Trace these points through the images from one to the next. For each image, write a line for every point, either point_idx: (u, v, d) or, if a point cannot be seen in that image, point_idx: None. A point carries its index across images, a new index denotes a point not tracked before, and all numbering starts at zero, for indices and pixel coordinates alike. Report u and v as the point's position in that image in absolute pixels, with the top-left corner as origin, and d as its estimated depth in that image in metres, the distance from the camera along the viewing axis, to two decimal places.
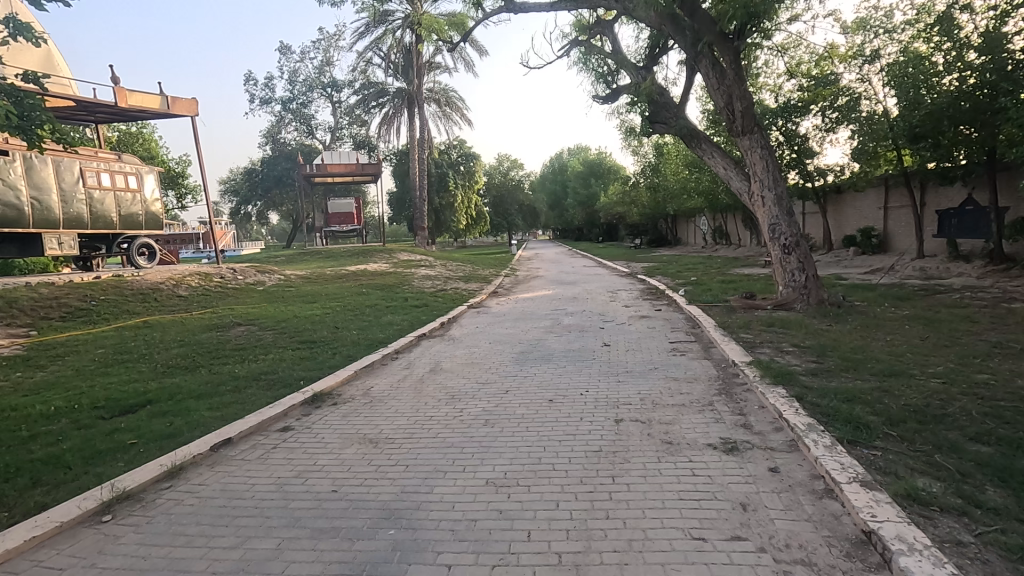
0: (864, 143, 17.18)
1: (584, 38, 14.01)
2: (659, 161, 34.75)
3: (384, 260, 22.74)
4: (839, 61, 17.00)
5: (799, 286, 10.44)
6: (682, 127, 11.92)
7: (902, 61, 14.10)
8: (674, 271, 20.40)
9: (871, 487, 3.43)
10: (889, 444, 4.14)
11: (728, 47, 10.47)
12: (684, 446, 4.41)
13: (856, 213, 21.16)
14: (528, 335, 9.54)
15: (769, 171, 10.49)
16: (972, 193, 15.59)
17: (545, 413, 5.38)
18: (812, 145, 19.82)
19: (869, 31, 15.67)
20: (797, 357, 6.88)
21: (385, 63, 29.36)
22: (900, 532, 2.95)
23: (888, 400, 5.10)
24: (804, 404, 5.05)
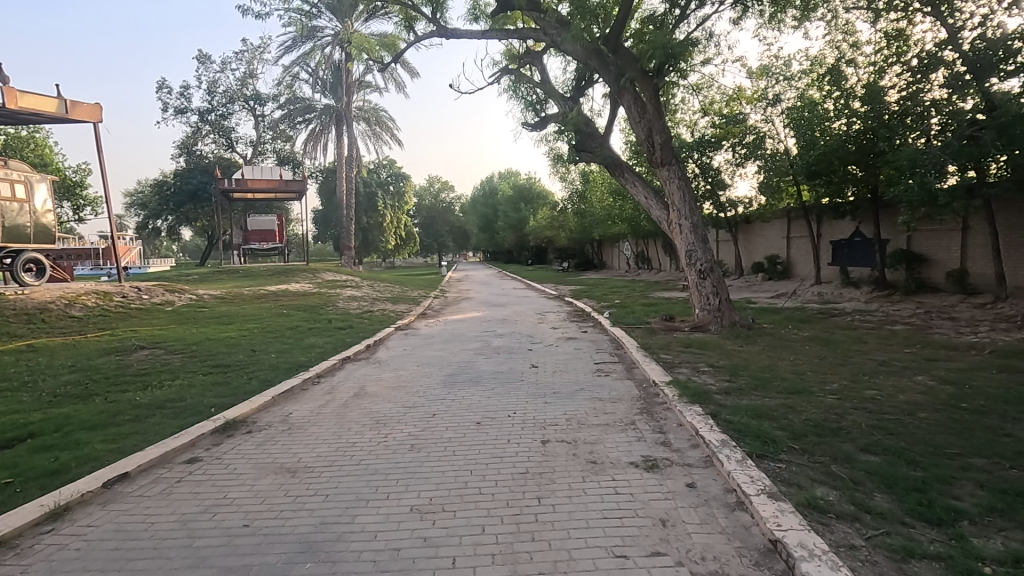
0: (769, 178, 18.73)
1: (513, 67, 14.40)
2: (585, 188, 36.14)
3: (307, 280, 21.92)
4: (746, 102, 18.52)
5: (713, 308, 11.10)
6: (606, 156, 12.49)
7: (800, 106, 15.59)
8: (599, 294, 21.07)
9: (777, 497, 3.67)
10: (792, 457, 4.46)
11: (648, 84, 11.10)
12: (607, 465, 4.53)
13: (763, 242, 22.88)
14: (457, 357, 9.48)
15: (685, 201, 11.14)
16: (860, 225, 17.29)
17: (473, 435, 5.35)
18: (724, 177, 21.36)
19: (772, 77, 17.22)
20: (712, 376, 7.27)
21: (312, 79, 28.72)
22: (802, 539, 3.16)
23: (791, 416, 5.49)
24: (718, 421, 5.34)
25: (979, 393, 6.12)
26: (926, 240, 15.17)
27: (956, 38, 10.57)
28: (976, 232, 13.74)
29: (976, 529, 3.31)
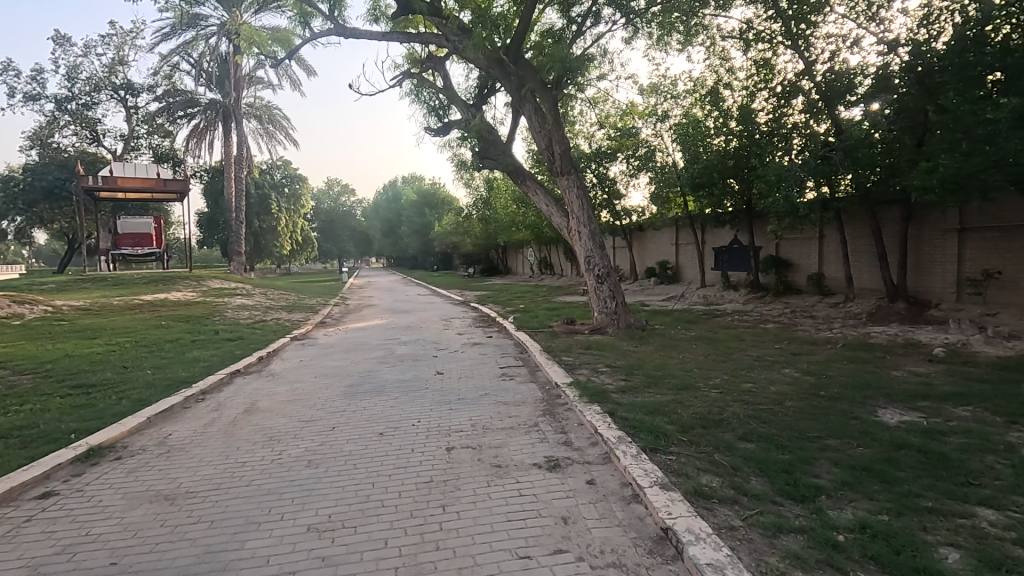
0: (659, 189, 20.07)
1: (415, 71, 14.23)
2: (489, 195, 36.53)
3: (189, 287, 20.11)
4: (638, 117, 19.72)
5: (610, 311, 11.66)
6: (509, 164, 12.73)
7: (686, 123, 16.87)
8: (504, 299, 21.35)
9: (668, 488, 3.93)
10: (681, 448, 4.79)
11: (547, 95, 11.46)
12: (512, 467, 4.59)
13: (655, 248, 24.44)
14: (359, 366, 9.15)
15: (584, 209, 11.61)
16: (737, 233, 19.01)
17: (376, 447, 5.19)
18: (619, 187, 22.56)
19: (660, 95, 18.48)
20: (610, 376, 7.63)
21: (195, 71, 26.50)
22: (690, 525, 3.40)
23: (680, 410, 5.90)
24: (615, 419, 5.61)
25: (834, 381, 6.96)
26: (791, 247, 17.00)
27: (811, 70, 12.00)
28: (830, 240, 15.62)
29: (831, 502, 3.74)
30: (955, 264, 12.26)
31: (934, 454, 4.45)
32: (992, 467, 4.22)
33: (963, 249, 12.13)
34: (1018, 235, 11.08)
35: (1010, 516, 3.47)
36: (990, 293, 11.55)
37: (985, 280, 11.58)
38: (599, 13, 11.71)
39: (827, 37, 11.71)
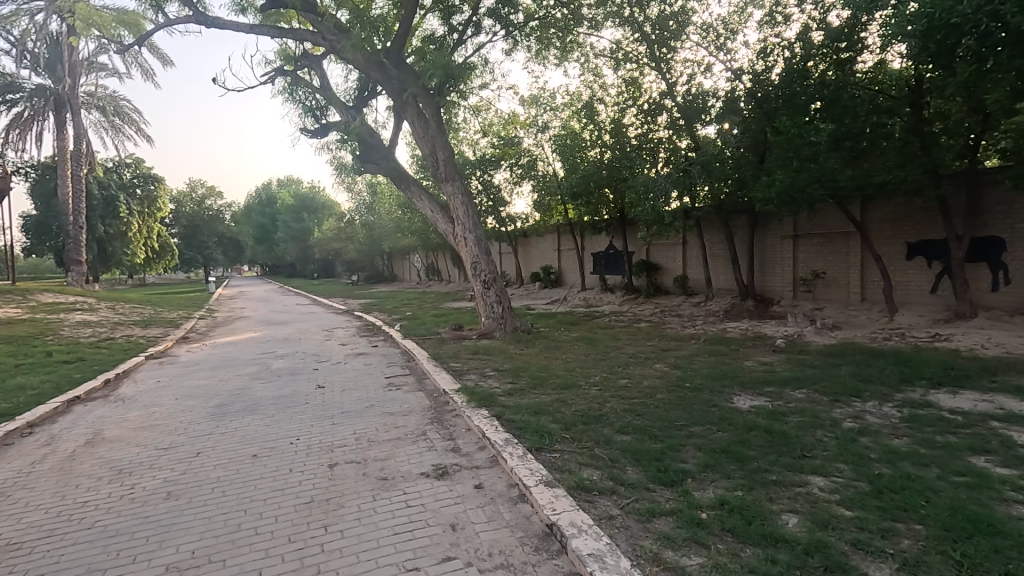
0: (542, 198, 20.84)
1: (288, 68, 13.46)
2: (373, 200, 35.52)
3: (12, 303, 17.16)
4: (520, 128, 20.33)
5: (496, 316, 11.85)
6: (392, 169, 12.48)
7: (564, 134, 17.71)
8: (391, 306, 20.83)
9: (552, 485, 4.07)
10: (564, 446, 5.00)
11: (430, 101, 11.37)
12: (398, 479, 4.48)
13: (539, 254, 25.32)
14: (228, 384, 8.41)
15: (469, 216, 11.69)
16: (613, 240, 20.27)
17: (249, 470, 4.80)
18: (503, 195, 23.07)
19: (540, 107, 19.22)
20: (497, 380, 7.75)
21: (17, 51, 22.77)
22: (572, 519, 3.55)
23: (563, 409, 6.16)
24: (502, 422, 5.71)
25: (697, 374, 7.67)
26: (660, 252, 18.49)
27: (672, 90, 13.19)
28: (692, 246, 17.21)
29: (696, 484, 4.11)
30: (791, 266, 14.10)
31: (777, 432, 5.07)
32: (821, 440, 4.91)
33: (796, 253, 13.99)
34: (836, 240, 13.02)
35: (835, 480, 4.05)
36: (818, 291, 13.45)
37: (814, 280, 13.45)
38: (480, 24, 11.91)
39: (684, 62, 12.95)
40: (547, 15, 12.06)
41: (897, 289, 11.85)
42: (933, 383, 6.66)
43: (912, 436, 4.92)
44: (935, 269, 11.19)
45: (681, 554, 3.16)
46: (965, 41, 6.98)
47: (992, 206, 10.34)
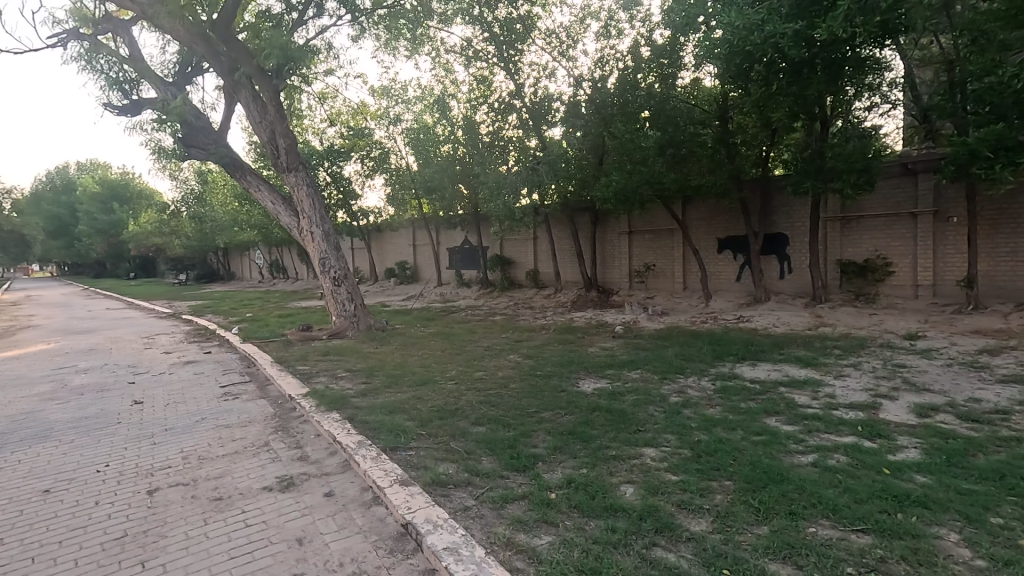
0: (395, 191, 20.38)
1: (85, 32, 11.44)
2: (203, 190, 31.76)
3: None
4: (370, 118, 19.59)
5: (349, 314, 11.30)
6: (224, 156, 11.26)
7: (417, 128, 17.47)
8: (227, 308, 18.85)
9: (407, 483, 3.99)
10: (420, 442, 4.94)
11: (268, 84, 10.41)
12: (236, 497, 4.06)
13: (393, 249, 24.72)
14: (10, 408, 6.93)
15: (316, 209, 10.97)
16: (468, 235, 20.48)
17: (39, 509, 3.99)
18: (354, 187, 22.07)
19: (392, 98, 18.71)
20: (350, 381, 7.40)
21: None
22: (428, 516, 3.51)
23: (420, 405, 6.09)
24: (355, 424, 5.47)
25: (547, 362, 8.09)
26: (512, 246, 19.11)
27: (520, 92, 13.69)
28: (542, 241, 18.07)
29: (546, 466, 4.33)
30: (627, 260, 15.49)
31: (616, 411, 5.55)
32: (652, 414, 5.47)
33: (632, 247, 15.40)
34: (664, 236, 14.60)
35: (663, 450, 4.54)
36: (650, 281, 14.96)
37: (647, 272, 14.93)
38: (323, 5, 11.20)
39: (531, 65, 13.51)
40: (396, 5, 11.73)
41: (711, 278, 13.64)
42: (739, 357, 7.80)
43: (723, 404, 5.71)
44: (739, 261, 13.09)
45: (533, 534, 3.30)
46: (756, 66, 8.23)
47: (779, 207, 12.36)
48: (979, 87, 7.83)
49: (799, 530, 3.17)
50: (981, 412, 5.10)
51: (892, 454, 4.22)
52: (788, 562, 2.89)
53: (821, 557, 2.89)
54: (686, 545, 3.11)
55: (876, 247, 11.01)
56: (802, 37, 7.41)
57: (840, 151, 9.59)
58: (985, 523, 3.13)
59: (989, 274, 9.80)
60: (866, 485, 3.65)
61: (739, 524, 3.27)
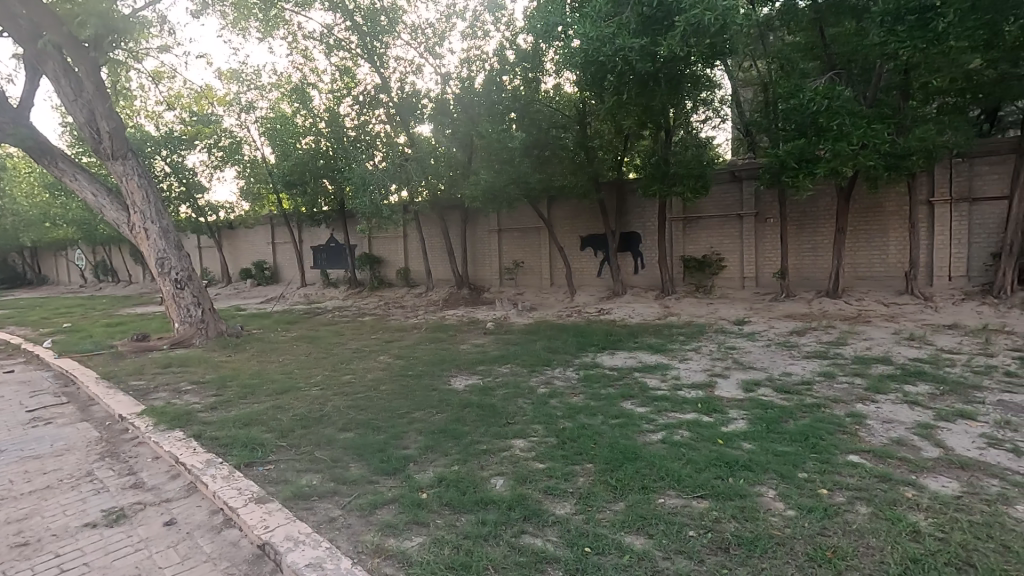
0: (250, 185, 18.76)
1: None
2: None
3: None
4: (218, 104, 17.76)
5: (195, 320, 10.16)
6: (28, 138, 9.50)
7: (273, 117, 16.25)
8: (37, 317, 15.96)
9: (264, 500, 3.69)
10: (280, 455, 4.60)
11: (85, 57, 8.99)
12: (48, 539, 3.46)
13: (249, 248, 22.77)
14: None
15: (150, 201, 9.64)
16: (334, 233, 19.53)
17: None
18: (200, 179, 19.89)
19: (243, 83, 17.16)
20: (197, 395, 6.66)
21: None
22: (287, 532, 3.27)
23: (279, 415, 5.66)
24: (202, 441, 4.94)
25: (418, 361, 7.98)
26: (381, 244, 18.55)
27: (386, 85, 13.31)
28: (412, 238, 17.77)
29: (417, 467, 4.27)
30: (497, 257, 15.80)
31: (487, 406, 5.65)
32: (521, 406, 5.66)
33: (501, 244, 15.74)
34: (531, 234, 15.14)
35: (531, 440, 4.71)
36: (519, 278, 15.42)
37: (515, 268, 15.38)
38: None
39: (397, 59, 13.21)
40: None
41: (575, 274, 14.44)
42: (600, 347, 8.35)
43: (585, 392, 6.08)
44: (599, 257, 14.01)
45: (403, 538, 3.24)
46: (608, 77, 8.85)
47: (632, 208, 13.44)
48: (785, 107, 9.22)
49: (650, 502, 3.48)
50: (791, 384, 6.01)
51: (725, 426, 4.80)
52: (641, 532, 3.16)
53: (668, 524, 3.20)
54: (552, 529, 3.26)
55: (712, 244, 12.44)
56: (647, 52, 8.13)
57: (681, 158, 10.69)
58: (794, 478, 3.69)
59: (797, 266, 11.58)
60: (705, 455, 4.12)
61: (599, 502, 3.51)
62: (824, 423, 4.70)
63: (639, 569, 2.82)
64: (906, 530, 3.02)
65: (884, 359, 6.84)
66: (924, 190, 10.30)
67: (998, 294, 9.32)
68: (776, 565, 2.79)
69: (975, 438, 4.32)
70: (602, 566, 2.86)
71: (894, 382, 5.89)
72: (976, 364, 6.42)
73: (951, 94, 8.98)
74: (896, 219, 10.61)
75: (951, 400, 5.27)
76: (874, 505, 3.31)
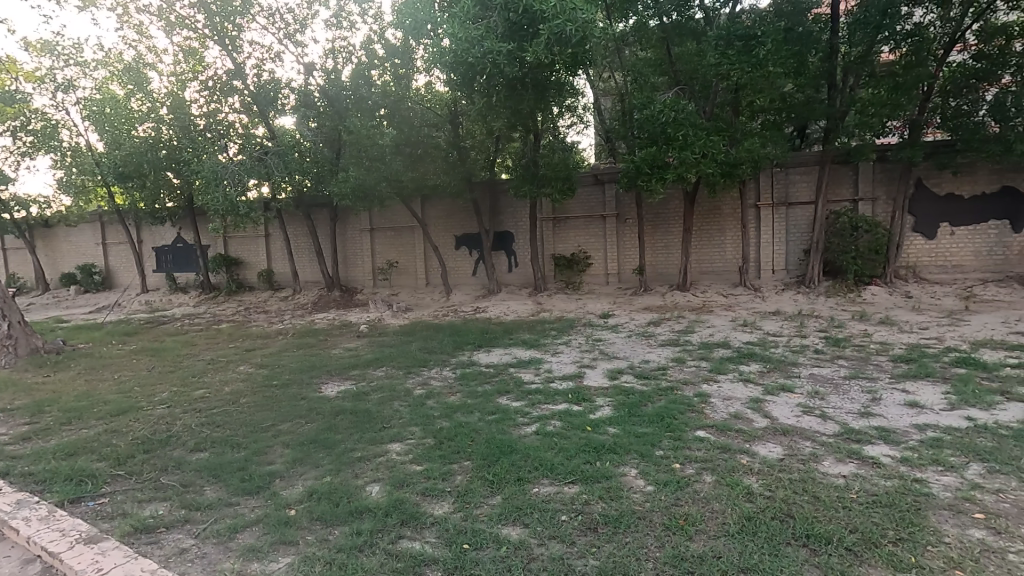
0: (71, 176, 16.17)
1: None
2: None
3: None
4: (25, 80, 15.05)
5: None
6: None
7: (99, 99, 14.16)
8: None
9: (97, 539, 3.22)
10: (116, 486, 4.03)
11: None
12: None
13: (72, 249, 19.64)
14: None
15: None
16: (181, 232, 17.58)
17: None
18: (2, 168, 16.73)
19: (58, 58, 14.73)
20: (3, 424, 5.61)
21: None
22: (127, 572, 2.88)
23: (115, 440, 4.96)
24: (11, 479, 4.16)
25: (285, 369, 7.45)
26: (238, 244, 17.02)
27: (240, 71, 12.21)
28: (274, 238, 16.54)
29: (283, 483, 3.99)
30: (369, 257, 15.26)
31: (361, 412, 5.44)
32: (397, 409, 5.54)
33: (374, 244, 15.23)
34: (405, 233, 14.85)
35: (409, 442, 4.63)
36: (393, 278, 15.05)
37: (389, 269, 14.99)
38: None
39: (252, 45, 12.20)
40: None
41: (451, 274, 14.44)
42: (476, 345, 8.46)
43: (462, 390, 6.11)
44: (474, 256, 14.17)
45: (268, 560, 3.01)
46: (478, 78, 8.98)
47: (505, 208, 13.77)
48: (640, 117, 10.07)
49: (525, 493, 3.60)
50: (649, 370, 6.58)
51: (593, 413, 5.12)
52: (517, 523, 3.26)
53: (542, 512, 3.34)
54: (430, 530, 3.24)
55: (579, 243, 13.16)
56: (514, 57, 8.41)
57: (549, 160, 11.18)
58: (652, 456, 4.04)
59: (652, 263, 12.67)
60: (575, 443, 4.35)
61: (477, 498, 3.55)
62: (676, 404, 5.21)
63: (516, 558, 2.91)
64: (742, 492, 3.45)
65: (724, 344, 7.75)
66: (753, 196, 11.83)
67: (809, 284, 11.01)
68: (638, 537, 3.04)
69: (793, 408, 5.07)
70: (480, 560, 2.90)
71: (732, 363, 6.71)
72: (794, 344, 7.54)
73: (771, 111, 10.44)
74: (731, 221, 12.07)
75: (775, 376, 6.13)
76: (717, 473, 3.74)
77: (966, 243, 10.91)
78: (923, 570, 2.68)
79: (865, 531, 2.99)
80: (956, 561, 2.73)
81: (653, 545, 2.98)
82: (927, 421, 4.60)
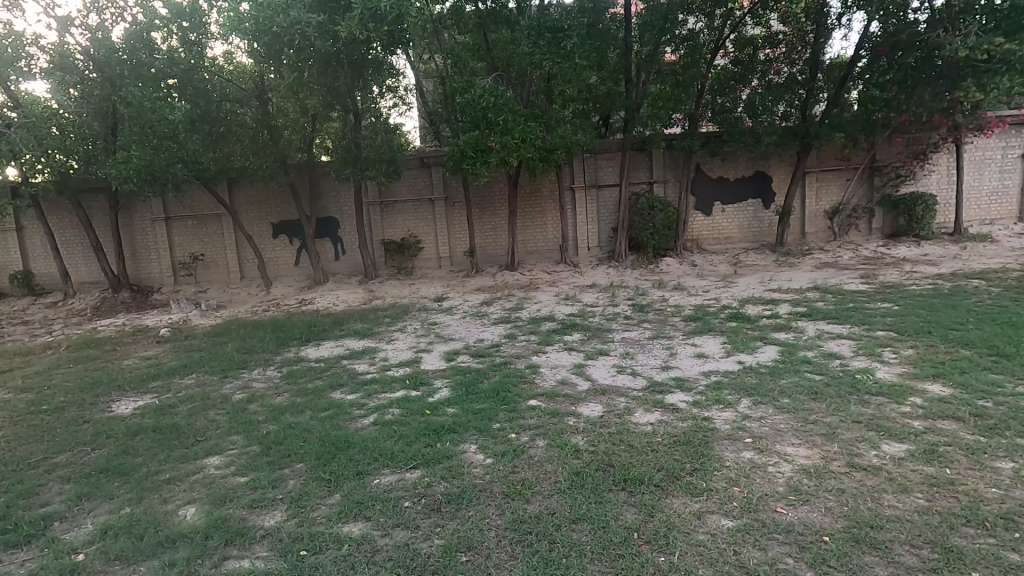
0: None
1: None
2: None
3: None
4: None
5: None
6: None
7: None
8: None
9: None
10: None
11: None
12: None
13: None
14: None
15: None
16: None
17: None
18: None
19: None
20: None
21: None
22: None
23: None
24: None
25: (58, 390, 6.15)
26: None
27: None
28: (30, 231, 13.40)
29: (65, 524, 3.33)
30: (165, 250, 13.18)
31: (166, 428, 4.74)
32: (211, 420, 4.93)
33: (171, 235, 13.17)
34: (209, 222, 13.14)
35: (229, 454, 4.17)
36: (198, 273, 13.25)
37: (193, 263, 13.16)
38: None
39: None
40: None
41: (269, 265, 13.20)
42: (303, 340, 7.88)
43: (290, 389, 5.66)
44: (295, 245, 13.14)
45: None
46: (286, 50, 8.29)
47: (326, 192, 12.90)
48: (461, 100, 10.17)
49: (365, 486, 3.49)
50: (484, 349, 6.80)
51: (431, 396, 5.14)
52: (358, 518, 3.15)
53: (384, 503, 3.26)
54: (261, 543, 2.98)
55: (409, 227, 12.94)
56: (326, 30, 7.93)
57: (371, 142, 10.74)
58: (489, 430, 4.21)
59: (482, 244, 13.02)
60: (415, 428, 4.32)
61: (313, 501, 3.35)
62: (510, 377, 5.49)
63: (358, 555, 2.82)
64: (570, 451, 3.76)
65: (549, 317, 8.32)
66: (569, 178, 12.75)
67: (618, 259, 12.31)
68: (479, 510, 3.15)
69: (610, 368, 5.69)
70: (320, 565, 2.76)
71: (558, 335, 7.24)
72: (608, 313, 8.40)
73: (579, 102, 11.19)
74: (551, 202, 12.90)
75: (594, 343, 6.78)
76: (548, 437, 4.02)
77: (733, 219, 13.15)
78: (711, 492, 3.22)
79: (669, 468, 3.48)
80: (734, 480, 3.32)
81: (494, 514, 3.12)
82: (711, 368, 5.49)
